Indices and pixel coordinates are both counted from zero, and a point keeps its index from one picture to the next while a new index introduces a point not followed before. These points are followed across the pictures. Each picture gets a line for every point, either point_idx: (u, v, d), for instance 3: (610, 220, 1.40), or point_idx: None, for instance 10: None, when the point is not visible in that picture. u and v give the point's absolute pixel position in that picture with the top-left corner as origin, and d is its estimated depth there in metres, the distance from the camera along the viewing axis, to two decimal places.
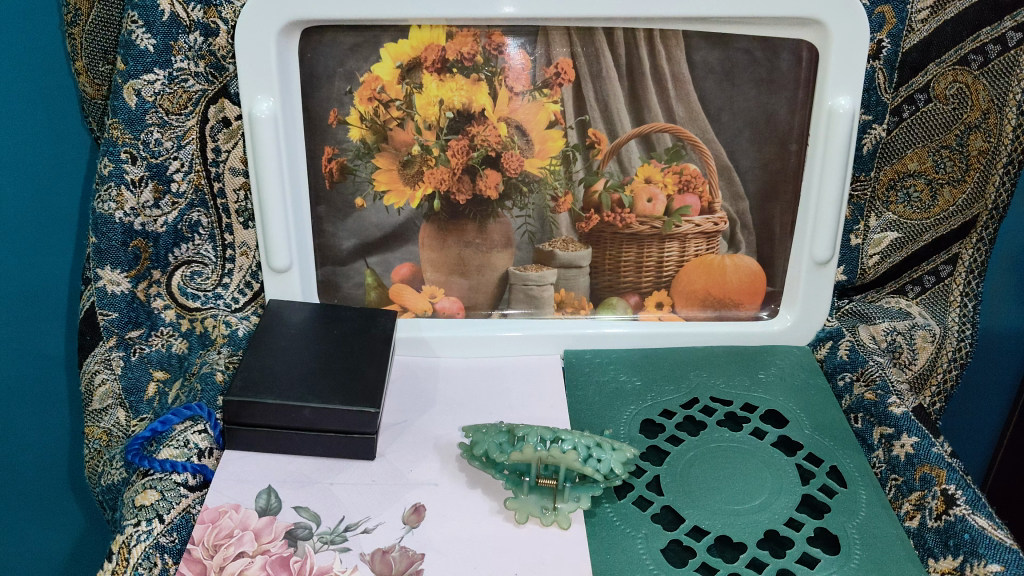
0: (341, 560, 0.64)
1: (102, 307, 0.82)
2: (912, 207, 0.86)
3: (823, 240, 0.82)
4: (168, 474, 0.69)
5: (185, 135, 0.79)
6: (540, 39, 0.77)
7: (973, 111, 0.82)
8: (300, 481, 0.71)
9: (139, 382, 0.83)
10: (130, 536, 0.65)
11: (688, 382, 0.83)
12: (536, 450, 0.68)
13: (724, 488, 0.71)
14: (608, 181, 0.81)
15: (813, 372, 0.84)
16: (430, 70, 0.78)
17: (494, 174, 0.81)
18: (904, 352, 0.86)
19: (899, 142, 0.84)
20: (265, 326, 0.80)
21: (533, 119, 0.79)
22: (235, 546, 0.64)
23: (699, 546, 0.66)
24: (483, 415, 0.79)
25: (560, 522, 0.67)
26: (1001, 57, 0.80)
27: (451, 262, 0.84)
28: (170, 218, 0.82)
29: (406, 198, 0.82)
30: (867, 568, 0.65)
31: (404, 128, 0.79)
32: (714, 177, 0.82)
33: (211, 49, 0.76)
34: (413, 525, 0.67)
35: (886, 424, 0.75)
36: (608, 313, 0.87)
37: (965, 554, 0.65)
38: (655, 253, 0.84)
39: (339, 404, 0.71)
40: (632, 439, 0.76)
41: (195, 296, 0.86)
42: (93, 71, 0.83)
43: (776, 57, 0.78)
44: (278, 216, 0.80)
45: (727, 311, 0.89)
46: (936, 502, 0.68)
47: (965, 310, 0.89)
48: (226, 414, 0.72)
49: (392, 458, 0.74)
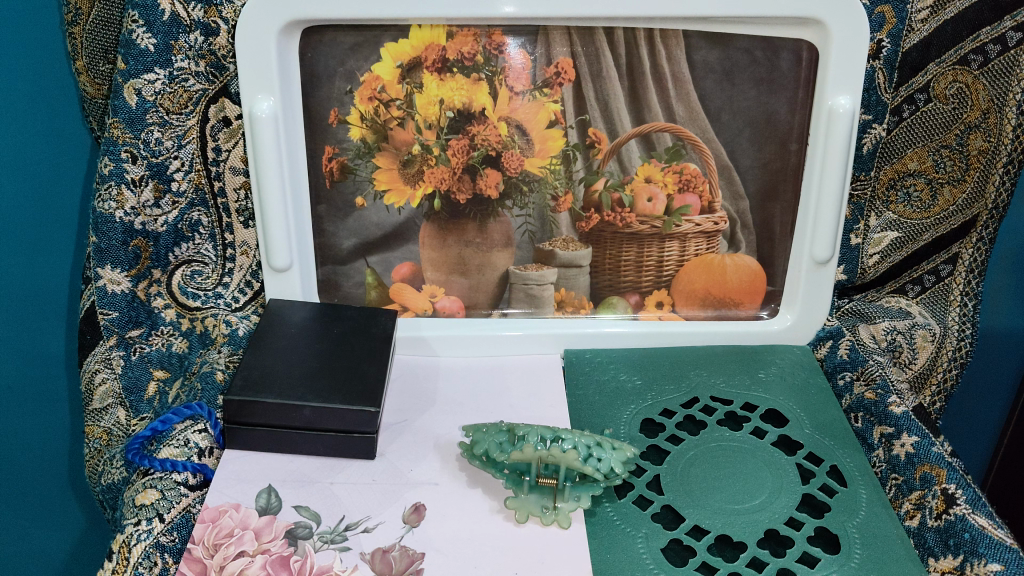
0: (341, 559, 0.64)
1: (102, 307, 0.82)
2: (912, 206, 0.86)
3: (823, 240, 0.82)
4: (168, 474, 0.69)
5: (186, 135, 0.79)
6: (540, 39, 0.77)
7: (973, 111, 0.82)
8: (300, 481, 0.71)
9: (139, 382, 0.83)
10: (130, 535, 0.65)
11: (688, 382, 0.83)
12: (536, 449, 0.68)
13: (725, 487, 0.72)
14: (608, 181, 0.81)
15: (813, 372, 0.84)
16: (430, 69, 0.78)
17: (495, 173, 0.81)
18: (904, 351, 0.86)
19: (899, 142, 0.84)
20: (266, 326, 0.80)
21: (533, 118, 0.79)
22: (235, 545, 0.64)
23: (699, 546, 0.66)
24: (483, 415, 0.79)
25: (560, 521, 0.67)
26: (1001, 57, 0.80)
27: (451, 262, 0.85)
28: (170, 217, 0.82)
29: (406, 198, 0.82)
30: (868, 567, 0.65)
31: (404, 128, 0.79)
32: (714, 176, 0.82)
33: (212, 49, 0.76)
34: (413, 524, 0.67)
35: (885, 423, 0.75)
36: (608, 312, 0.87)
37: (964, 553, 0.65)
38: (655, 253, 0.84)
39: (340, 403, 0.71)
40: (632, 439, 0.76)
41: (195, 296, 0.86)
42: (93, 71, 0.83)
43: (776, 57, 0.78)
44: (278, 215, 0.80)
45: (726, 310, 0.89)
46: (936, 501, 0.68)
47: (965, 309, 0.89)
48: (226, 414, 0.72)
49: (392, 457, 0.74)
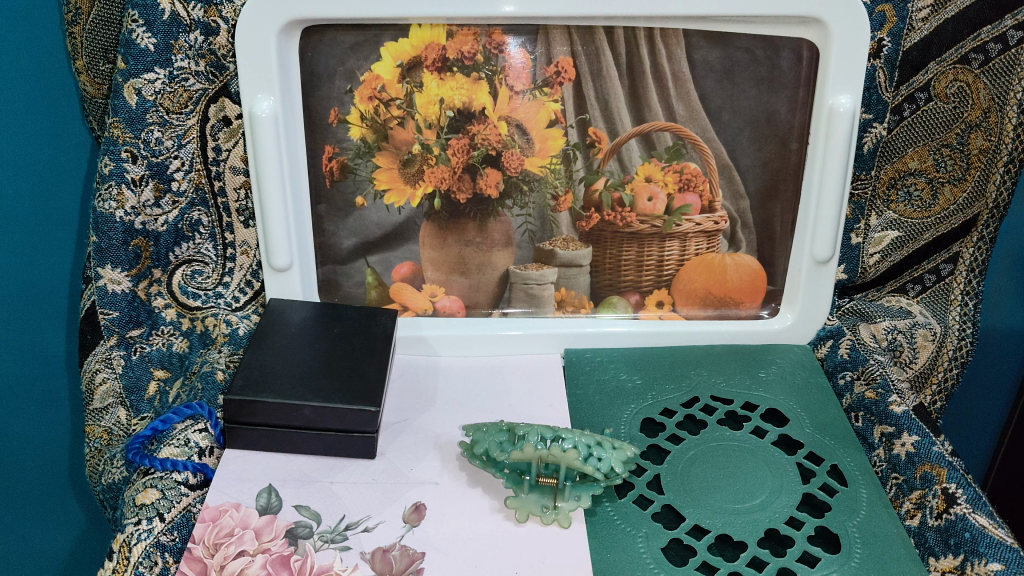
0: (341, 558, 0.64)
1: (102, 307, 0.82)
2: (912, 205, 0.86)
3: (823, 239, 0.82)
4: (168, 473, 0.70)
5: (186, 135, 0.79)
6: (540, 38, 0.77)
7: (973, 110, 0.82)
8: (301, 480, 0.71)
9: (139, 381, 0.83)
10: (130, 535, 0.65)
11: (688, 381, 0.83)
12: (536, 448, 0.68)
13: (725, 487, 0.71)
14: (608, 180, 0.81)
15: (813, 371, 0.84)
16: (430, 69, 0.78)
17: (495, 172, 0.81)
18: (904, 351, 0.86)
19: (900, 141, 0.84)
20: (266, 325, 0.80)
21: (533, 117, 0.79)
22: (235, 545, 0.64)
23: (699, 545, 0.66)
24: (483, 414, 0.79)
25: (560, 521, 0.67)
26: (1001, 56, 0.79)
27: (451, 261, 0.85)
28: (170, 217, 0.82)
29: (406, 197, 0.82)
30: (868, 567, 0.65)
31: (404, 127, 0.79)
32: (714, 175, 0.82)
33: (212, 48, 0.76)
34: (413, 524, 0.67)
35: (886, 423, 0.76)
36: (608, 312, 0.87)
37: (965, 552, 0.65)
38: (655, 252, 0.84)
39: (339, 403, 0.71)
40: (632, 438, 0.76)
41: (195, 295, 0.86)
42: (93, 70, 0.83)
43: (776, 56, 0.78)
44: (278, 215, 0.80)
45: (727, 310, 0.89)
46: (936, 500, 0.68)
47: (966, 309, 0.89)
48: (226, 413, 0.72)
49: (392, 456, 0.74)
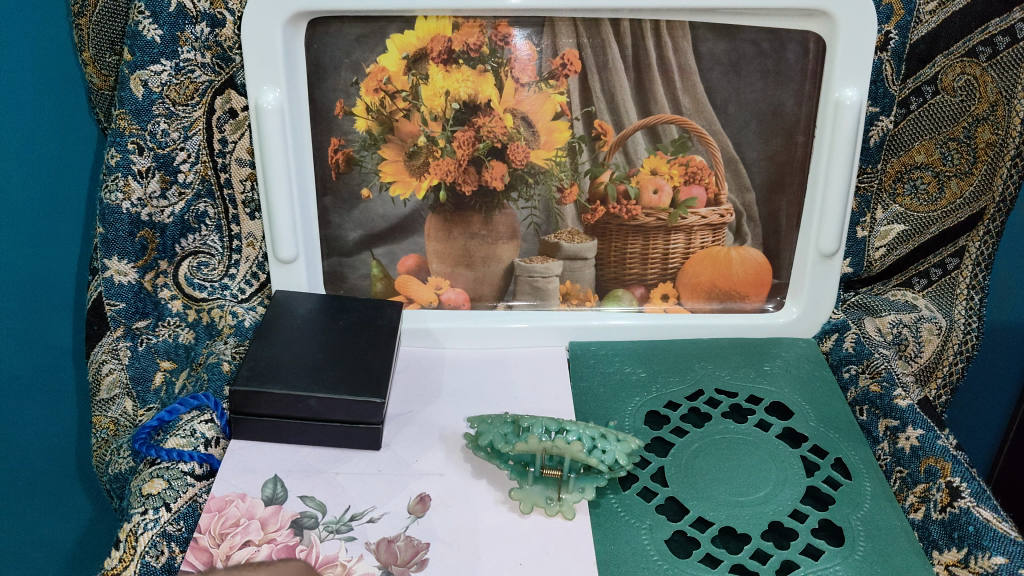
0: (347, 549, 0.64)
1: (109, 297, 0.83)
2: (919, 198, 0.86)
3: (829, 230, 0.82)
4: (174, 464, 0.70)
5: (192, 127, 0.79)
6: (547, 30, 0.77)
7: (980, 103, 0.81)
8: (306, 471, 0.71)
9: (146, 372, 0.84)
10: (137, 525, 0.65)
11: (694, 374, 0.83)
12: (541, 440, 0.69)
13: (730, 480, 0.71)
14: (614, 173, 0.81)
15: (819, 364, 0.84)
16: (436, 61, 0.78)
17: (500, 165, 0.81)
18: (910, 344, 0.87)
19: (907, 134, 0.84)
20: (271, 316, 0.80)
21: (539, 110, 0.79)
22: (241, 535, 0.65)
23: (704, 538, 0.66)
24: (487, 405, 0.79)
25: (565, 513, 0.67)
26: (1010, 49, 0.79)
27: (456, 254, 0.85)
28: (177, 209, 0.82)
29: (411, 189, 0.82)
30: (872, 559, 0.65)
31: (410, 120, 0.79)
32: (720, 168, 0.82)
33: (218, 41, 0.77)
34: (418, 514, 0.67)
35: (891, 416, 0.76)
36: (614, 304, 0.87)
37: (969, 546, 0.65)
38: (661, 244, 0.84)
39: (345, 394, 0.71)
40: (636, 430, 0.76)
41: (201, 287, 0.86)
42: (101, 62, 0.83)
43: (782, 49, 0.78)
44: (283, 206, 0.80)
45: (732, 303, 0.89)
46: (941, 494, 0.68)
47: (971, 303, 0.89)
48: (232, 405, 0.72)
49: (397, 448, 0.74)
